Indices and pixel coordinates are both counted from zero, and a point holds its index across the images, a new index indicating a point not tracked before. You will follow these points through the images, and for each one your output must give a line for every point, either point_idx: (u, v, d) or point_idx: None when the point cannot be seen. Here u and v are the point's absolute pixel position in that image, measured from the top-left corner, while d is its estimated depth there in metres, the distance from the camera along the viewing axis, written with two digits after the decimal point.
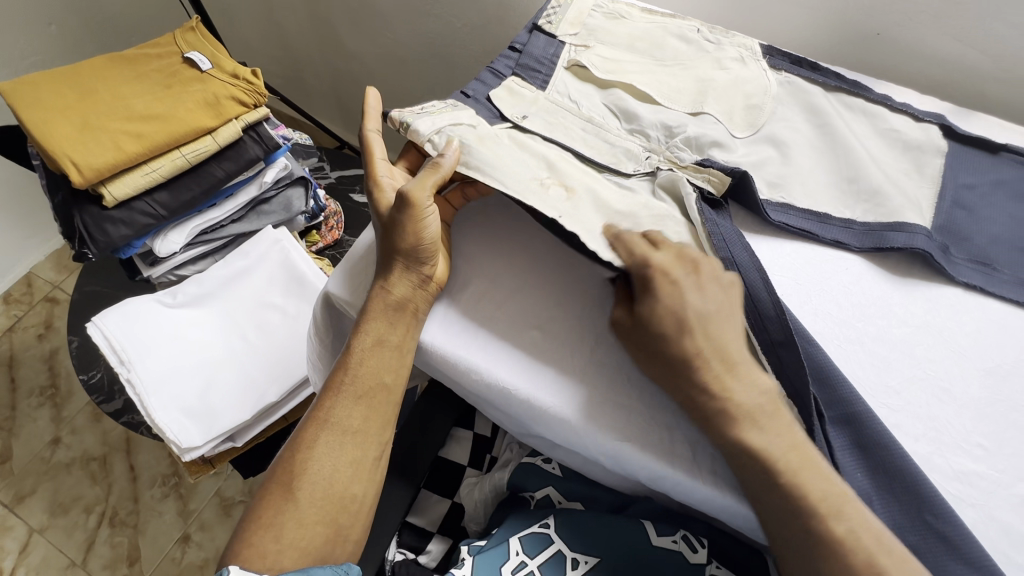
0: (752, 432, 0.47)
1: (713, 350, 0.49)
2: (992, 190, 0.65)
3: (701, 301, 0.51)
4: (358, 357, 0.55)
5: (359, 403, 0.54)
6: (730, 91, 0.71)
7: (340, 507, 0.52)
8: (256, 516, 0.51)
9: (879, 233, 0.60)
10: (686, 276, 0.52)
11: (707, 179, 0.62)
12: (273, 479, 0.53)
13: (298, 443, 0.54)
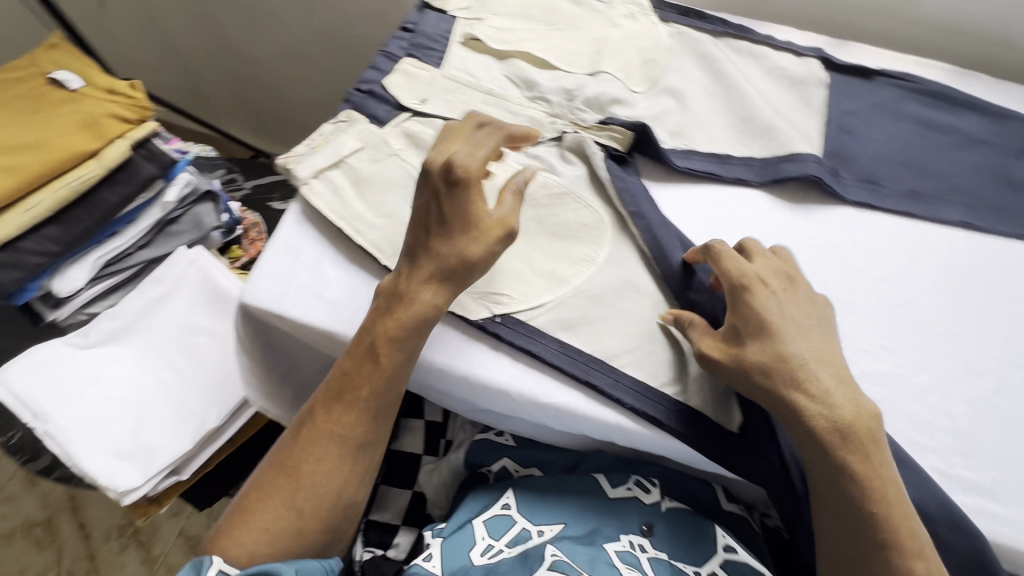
0: (842, 447, 0.45)
1: (815, 361, 0.47)
2: (871, 112, 0.70)
3: (799, 316, 0.49)
4: (375, 372, 0.49)
5: (374, 422, 0.51)
6: (625, 48, 0.73)
7: (338, 514, 0.51)
8: (251, 518, 0.50)
9: (775, 166, 0.63)
10: (784, 292, 0.51)
11: (611, 136, 0.63)
12: (271, 480, 0.50)
13: (304, 451, 0.50)
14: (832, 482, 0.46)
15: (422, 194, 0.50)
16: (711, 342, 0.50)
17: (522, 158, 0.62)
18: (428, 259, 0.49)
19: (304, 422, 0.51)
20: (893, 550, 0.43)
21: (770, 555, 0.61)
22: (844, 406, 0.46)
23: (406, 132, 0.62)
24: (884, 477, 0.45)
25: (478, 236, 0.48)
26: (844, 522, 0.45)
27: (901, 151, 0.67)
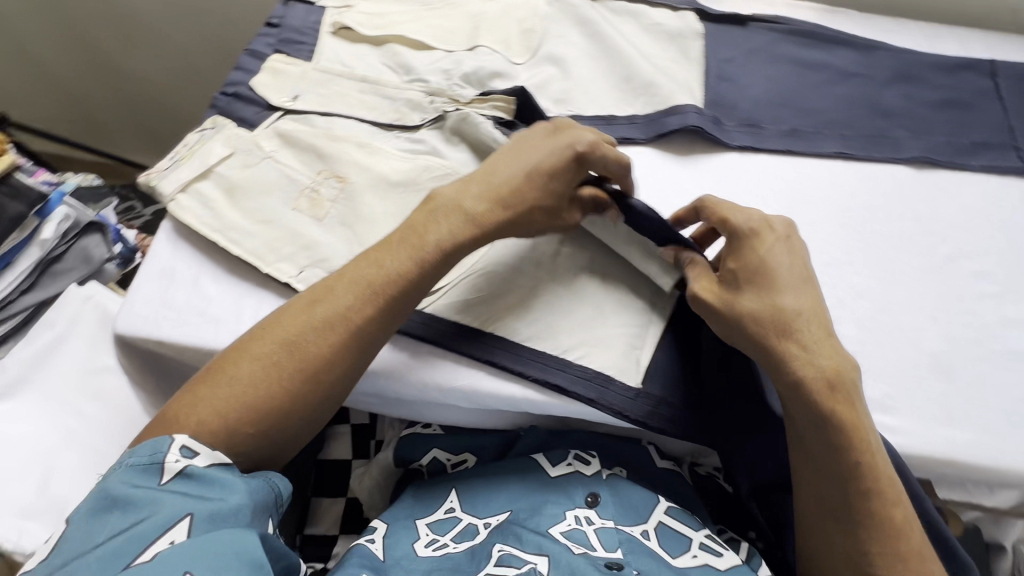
0: (820, 393, 0.44)
1: (811, 312, 0.46)
2: (748, 58, 0.71)
3: (794, 263, 0.48)
4: (407, 269, 0.48)
5: (389, 323, 0.48)
6: (502, 19, 0.71)
7: (313, 411, 0.46)
8: (230, 393, 0.44)
9: (659, 121, 0.64)
10: (779, 240, 0.49)
11: (494, 106, 0.62)
12: (261, 358, 0.45)
13: (313, 333, 0.46)
14: (817, 435, 0.45)
15: (551, 138, 0.53)
16: (708, 288, 0.48)
17: (403, 144, 0.61)
18: (511, 199, 0.50)
19: (314, 306, 0.47)
20: (872, 498, 0.44)
21: (708, 503, 0.63)
22: (827, 356, 0.45)
23: (278, 132, 0.60)
24: (866, 429, 0.45)
25: (555, 201, 0.51)
26: (822, 471, 0.45)
27: (779, 92, 0.69)
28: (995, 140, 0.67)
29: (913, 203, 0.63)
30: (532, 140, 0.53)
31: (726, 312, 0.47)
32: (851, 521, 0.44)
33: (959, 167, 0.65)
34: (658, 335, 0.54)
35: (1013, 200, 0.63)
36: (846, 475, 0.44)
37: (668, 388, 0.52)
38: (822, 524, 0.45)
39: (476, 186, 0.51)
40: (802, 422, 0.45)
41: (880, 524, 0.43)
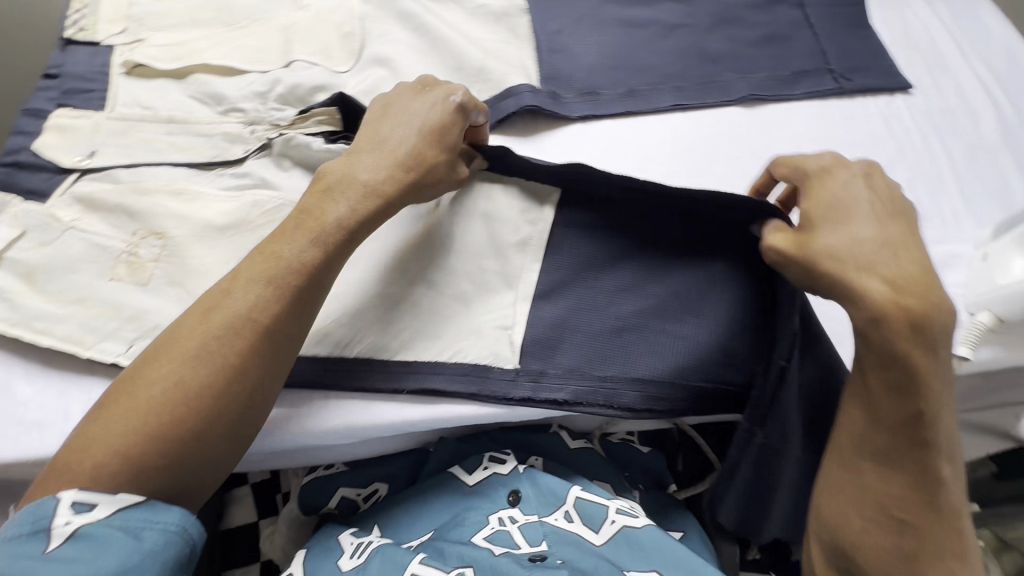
0: (908, 328, 0.40)
1: (900, 244, 0.42)
2: (576, 26, 0.71)
3: (871, 197, 0.45)
4: (311, 249, 0.45)
5: (305, 312, 0.44)
6: (317, 27, 0.67)
7: (233, 426, 0.41)
8: (126, 427, 0.38)
9: (498, 107, 0.63)
10: (854, 176, 0.46)
11: (317, 121, 0.58)
12: (161, 380, 0.40)
13: (217, 337, 0.41)
14: (882, 375, 0.41)
15: (426, 95, 0.52)
16: (783, 237, 0.45)
17: (228, 181, 0.56)
18: (407, 159, 0.48)
19: (215, 312, 0.42)
20: (930, 451, 0.40)
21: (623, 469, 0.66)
22: (910, 290, 0.40)
23: (77, 197, 0.53)
24: (940, 377, 0.40)
25: (447, 150, 0.50)
26: (881, 415, 0.41)
27: (611, 55, 0.69)
28: (812, 68, 0.71)
29: (750, 140, 0.65)
30: (406, 101, 0.52)
31: (802, 257, 0.43)
32: (890, 459, 0.41)
33: (785, 99, 0.68)
34: (525, 310, 0.52)
35: (836, 121, 0.67)
36: (903, 424, 0.40)
37: (545, 361, 0.51)
38: (855, 461, 0.42)
39: (367, 153, 0.49)
40: (867, 358, 0.42)
41: (931, 476, 0.40)
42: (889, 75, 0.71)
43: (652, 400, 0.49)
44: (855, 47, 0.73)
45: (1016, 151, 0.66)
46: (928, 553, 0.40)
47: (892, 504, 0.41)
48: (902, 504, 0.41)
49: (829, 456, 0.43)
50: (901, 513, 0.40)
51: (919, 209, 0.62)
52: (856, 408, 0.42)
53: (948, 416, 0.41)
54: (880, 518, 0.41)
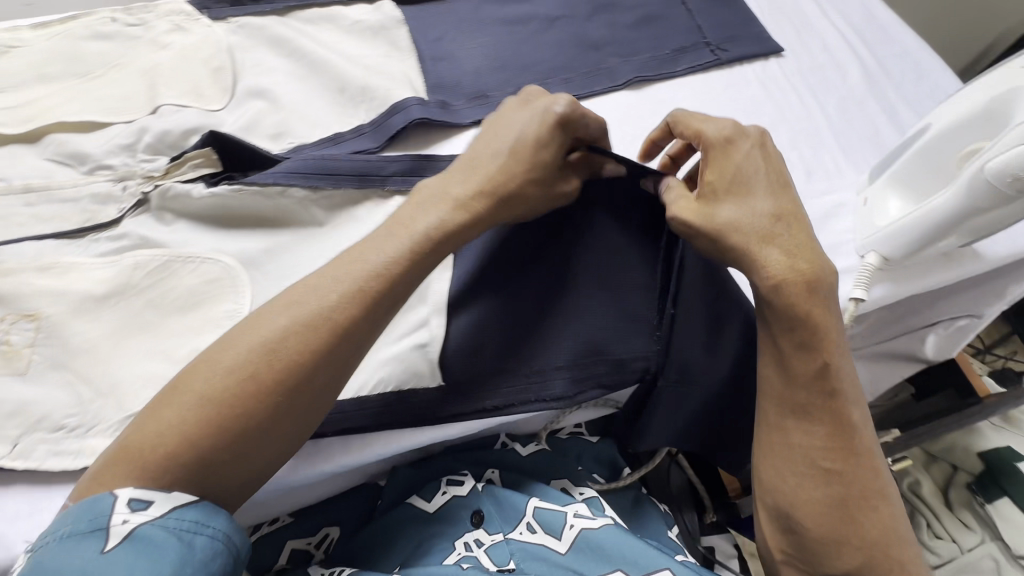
0: (808, 298, 0.43)
1: (792, 215, 0.46)
2: (457, 31, 0.70)
3: (765, 169, 0.47)
4: (392, 254, 0.45)
5: (377, 320, 0.44)
6: (182, 65, 0.63)
7: (294, 424, 0.42)
8: (195, 414, 0.39)
9: (386, 124, 0.61)
10: (750, 145, 0.47)
11: (194, 164, 0.55)
12: (232, 370, 0.40)
13: (296, 334, 0.42)
14: (788, 334, 0.44)
15: (530, 108, 0.51)
16: (688, 206, 0.45)
17: (104, 245, 0.52)
18: (496, 180, 0.48)
19: (297, 305, 0.43)
20: (839, 400, 0.43)
21: (578, 462, 0.66)
22: (802, 258, 0.44)
23: None
24: (837, 331, 0.44)
25: (542, 169, 0.48)
26: (792, 373, 0.44)
27: (496, 56, 0.69)
28: (690, 43, 0.73)
29: (642, 122, 0.67)
30: (509, 114, 0.52)
31: (707, 223, 0.45)
32: (805, 411, 0.43)
33: (668, 77, 0.70)
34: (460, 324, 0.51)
35: (720, 91, 0.70)
36: (813, 378, 0.43)
37: (474, 370, 0.51)
38: (779, 419, 0.44)
39: (459, 174, 0.49)
40: (776, 328, 0.44)
41: (842, 426, 0.43)
42: (761, 41, 0.74)
43: (579, 379, 0.50)
44: (727, 18, 0.76)
45: (881, 97, 0.71)
46: (856, 496, 0.42)
47: (816, 454, 0.43)
48: (826, 454, 0.42)
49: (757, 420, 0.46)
50: (825, 462, 0.42)
51: (803, 164, 0.65)
52: (773, 373, 0.45)
53: (849, 364, 0.44)
54: (809, 471, 0.43)
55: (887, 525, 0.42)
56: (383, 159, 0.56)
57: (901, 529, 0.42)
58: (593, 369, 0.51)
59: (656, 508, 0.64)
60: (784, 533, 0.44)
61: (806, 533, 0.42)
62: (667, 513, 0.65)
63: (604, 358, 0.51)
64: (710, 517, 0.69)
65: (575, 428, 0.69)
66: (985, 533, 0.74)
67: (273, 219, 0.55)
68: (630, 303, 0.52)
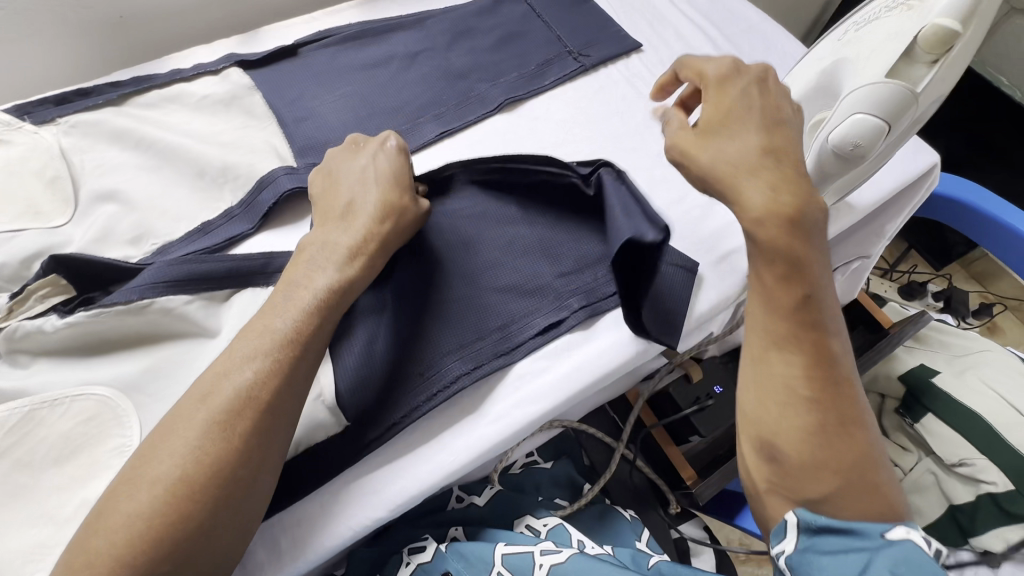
0: (801, 232, 0.40)
1: (777, 144, 0.43)
2: (316, 86, 0.68)
3: (749, 102, 0.44)
4: (301, 318, 0.44)
5: (302, 382, 0.43)
6: (8, 183, 0.56)
7: (237, 516, 0.39)
8: (128, 533, 0.36)
9: (256, 202, 0.57)
10: (745, 78, 0.46)
11: (40, 296, 0.50)
12: (159, 479, 0.37)
13: (219, 424, 0.39)
14: (769, 263, 0.40)
15: (364, 151, 0.54)
16: (684, 138, 0.46)
17: None
18: (376, 216, 0.50)
19: (214, 395, 0.40)
20: (820, 329, 0.40)
21: (538, 492, 0.66)
22: (787, 192, 0.40)
23: None
24: (818, 262, 0.41)
25: (411, 192, 0.53)
26: (776, 302, 0.40)
27: (361, 106, 0.67)
28: (554, 54, 0.73)
29: (522, 143, 0.67)
30: (344, 159, 0.54)
31: (699, 157, 0.44)
32: (788, 341, 0.40)
33: (538, 93, 0.70)
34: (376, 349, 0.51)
35: (591, 97, 0.71)
36: (794, 309, 0.40)
37: (383, 380, 0.50)
38: (764, 353, 0.41)
39: (333, 224, 0.50)
40: (760, 262, 0.41)
41: (822, 351, 0.40)
42: (620, 40, 0.76)
43: (474, 358, 0.52)
44: (583, 23, 0.77)
45: None
46: (836, 424, 0.39)
47: (797, 382, 0.39)
48: (808, 383, 0.39)
49: (742, 355, 0.43)
50: (808, 391, 0.39)
51: None
52: (758, 314, 0.41)
53: (830, 296, 0.41)
54: (793, 401, 0.39)
55: (865, 450, 0.39)
56: (266, 253, 0.54)
57: (876, 452, 0.40)
58: (482, 345, 0.53)
59: (621, 516, 0.65)
60: (767, 466, 0.40)
61: (786, 462, 0.39)
62: (634, 518, 0.65)
63: (484, 335, 0.53)
64: (676, 507, 0.67)
65: (528, 458, 0.70)
66: (920, 452, 0.80)
67: (146, 333, 0.50)
68: (495, 280, 0.56)
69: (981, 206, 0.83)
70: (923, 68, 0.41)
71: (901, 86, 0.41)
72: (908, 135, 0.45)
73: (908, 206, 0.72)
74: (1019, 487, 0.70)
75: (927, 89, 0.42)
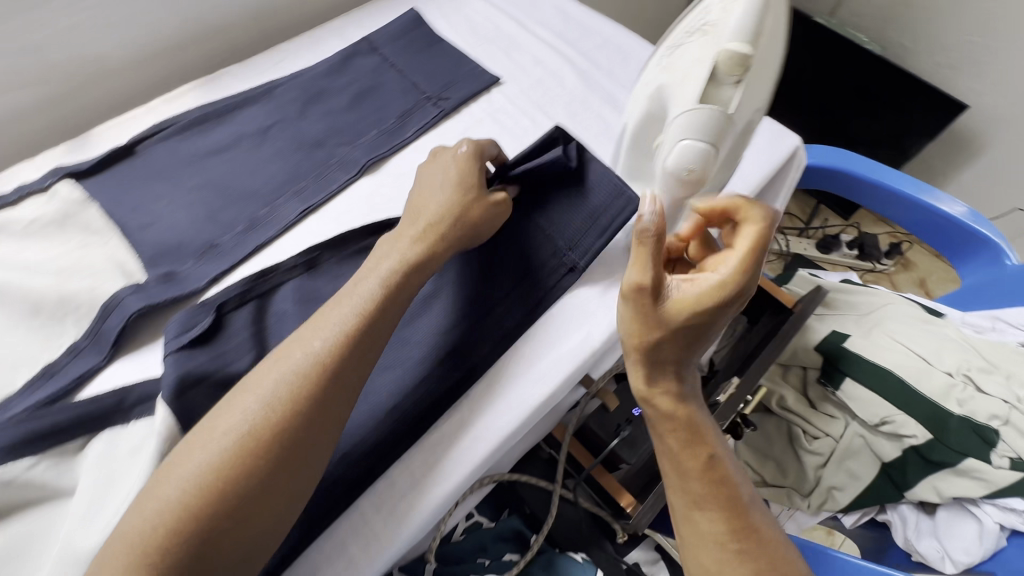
0: (693, 412, 0.46)
1: (694, 350, 0.46)
2: (161, 184, 0.63)
3: (722, 317, 0.44)
4: (364, 302, 0.49)
5: (364, 358, 0.47)
6: None
7: (295, 467, 0.42)
8: (205, 476, 0.40)
9: (103, 331, 0.53)
10: (731, 306, 0.44)
11: None
12: (232, 429, 0.42)
13: (291, 382, 0.44)
14: (675, 440, 0.46)
15: (441, 159, 0.61)
16: (643, 305, 0.44)
17: None
18: (438, 211, 0.56)
19: (288, 358, 0.46)
20: (726, 484, 0.45)
21: (483, 556, 0.66)
22: (678, 393, 0.46)
23: None
24: (710, 430, 0.47)
25: (478, 190, 0.58)
26: (684, 471, 0.45)
27: (212, 196, 0.62)
28: (412, 104, 0.71)
29: (392, 204, 0.64)
30: (427, 173, 0.60)
31: (647, 328, 0.44)
32: (704, 501, 0.45)
33: (401, 147, 0.68)
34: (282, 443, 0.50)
35: (457, 141, 0.69)
36: (703, 474, 0.45)
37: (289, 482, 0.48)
38: (688, 515, 0.45)
39: (410, 219, 0.56)
40: (670, 437, 0.46)
41: (734, 507, 0.45)
42: (477, 75, 0.74)
43: (374, 446, 0.51)
44: (436, 66, 0.75)
45: (600, 91, 0.75)
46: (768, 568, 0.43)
47: (721, 538, 0.44)
48: (729, 535, 0.44)
49: (674, 516, 0.47)
50: (734, 544, 0.43)
51: None
52: (671, 480, 0.47)
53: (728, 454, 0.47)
54: (722, 556, 0.43)
55: None
56: (121, 389, 0.49)
57: None
58: (379, 430, 0.52)
59: (572, 561, 0.66)
60: None
61: None
62: (585, 560, 0.66)
63: (379, 421, 0.52)
64: (622, 536, 0.64)
65: (470, 522, 0.69)
66: (846, 417, 0.81)
67: None
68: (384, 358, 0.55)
69: (853, 170, 0.88)
70: (729, 88, 0.44)
71: (715, 111, 0.44)
72: (739, 143, 0.49)
73: (783, 188, 0.74)
74: (937, 436, 0.72)
75: (737, 107, 0.45)
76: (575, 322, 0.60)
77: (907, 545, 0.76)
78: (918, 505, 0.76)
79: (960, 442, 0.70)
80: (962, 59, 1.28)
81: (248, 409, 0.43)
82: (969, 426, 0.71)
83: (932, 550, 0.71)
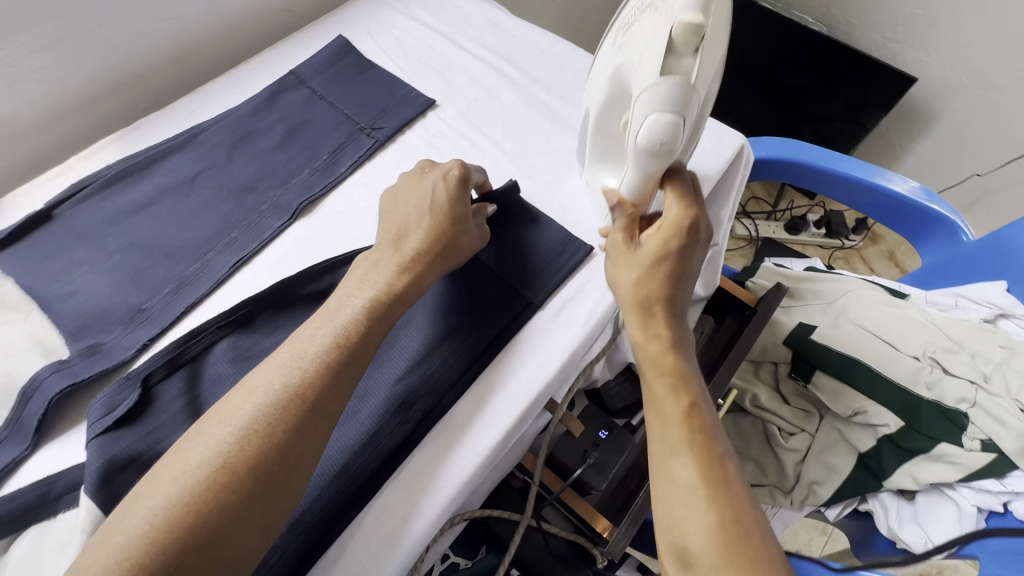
0: (679, 362, 0.46)
1: (676, 299, 0.49)
2: (81, 249, 0.60)
3: (688, 261, 0.50)
4: (343, 328, 0.47)
5: (343, 388, 0.45)
6: None
7: (271, 498, 0.40)
8: (173, 508, 0.38)
9: (24, 418, 0.50)
10: (692, 243, 0.50)
11: None
12: (205, 462, 0.39)
13: (268, 409, 0.42)
14: (657, 384, 0.45)
15: (428, 176, 0.57)
16: (619, 254, 0.52)
17: None
18: (424, 239, 0.54)
19: (264, 388, 0.43)
20: (706, 434, 0.43)
21: None
22: (665, 339, 0.47)
23: None
24: (694, 382, 0.46)
25: (461, 221, 0.55)
26: (664, 412, 0.44)
27: (137, 255, 0.59)
28: (345, 137, 0.69)
29: (330, 246, 0.62)
30: (407, 191, 0.57)
31: (630, 273, 0.50)
32: (680, 446, 0.42)
33: (336, 184, 0.66)
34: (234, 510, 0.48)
35: (394, 172, 0.67)
36: (680, 418, 0.43)
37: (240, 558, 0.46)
38: (662, 461, 0.43)
39: (390, 243, 0.54)
40: (654, 378, 0.46)
41: (712, 456, 0.42)
42: (411, 100, 0.72)
43: (326, 507, 0.48)
44: (368, 94, 0.73)
45: (540, 105, 0.73)
46: (740, 525, 0.39)
47: (693, 483, 0.40)
48: (703, 481, 0.40)
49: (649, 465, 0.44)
50: (706, 490, 0.40)
51: None
52: (651, 428, 0.45)
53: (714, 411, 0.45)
54: (694, 503, 0.40)
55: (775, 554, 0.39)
56: (45, 479, 0.46)
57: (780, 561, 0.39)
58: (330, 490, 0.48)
59: None
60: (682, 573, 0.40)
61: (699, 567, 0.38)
62: None
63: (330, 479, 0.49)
64: (603, 561, 0.62)
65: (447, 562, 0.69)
66: (818, 412, 0.83)
67: None
68: None
69: (804, 159, 0.87)
70: (688, 58, 0.44)
71: (677, 81, 0.44)
72: (702, 117, 0.49)
73: (734, 188, 0.73)
74: (908, 423, 0.72)
75: (699, 76, 0.45)
76: (527, 351, 0.58)
77: (890, 532, 0.74)
78: (897, 491, 0.76)
79: (931, 426, 0.71)
80: (907, 32, 1.28)
81: (222, 438, 0.41)
82: (939, 410, 0.71)
83: (916, 537, 0.69)
